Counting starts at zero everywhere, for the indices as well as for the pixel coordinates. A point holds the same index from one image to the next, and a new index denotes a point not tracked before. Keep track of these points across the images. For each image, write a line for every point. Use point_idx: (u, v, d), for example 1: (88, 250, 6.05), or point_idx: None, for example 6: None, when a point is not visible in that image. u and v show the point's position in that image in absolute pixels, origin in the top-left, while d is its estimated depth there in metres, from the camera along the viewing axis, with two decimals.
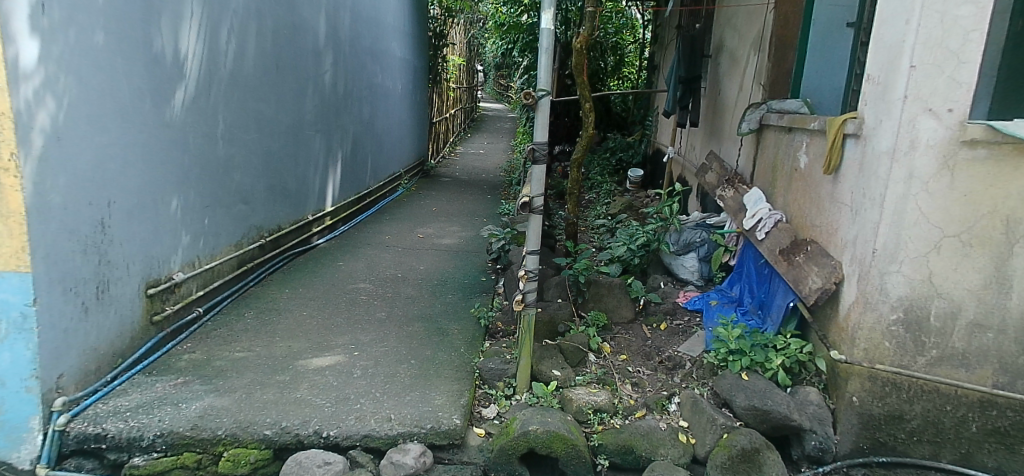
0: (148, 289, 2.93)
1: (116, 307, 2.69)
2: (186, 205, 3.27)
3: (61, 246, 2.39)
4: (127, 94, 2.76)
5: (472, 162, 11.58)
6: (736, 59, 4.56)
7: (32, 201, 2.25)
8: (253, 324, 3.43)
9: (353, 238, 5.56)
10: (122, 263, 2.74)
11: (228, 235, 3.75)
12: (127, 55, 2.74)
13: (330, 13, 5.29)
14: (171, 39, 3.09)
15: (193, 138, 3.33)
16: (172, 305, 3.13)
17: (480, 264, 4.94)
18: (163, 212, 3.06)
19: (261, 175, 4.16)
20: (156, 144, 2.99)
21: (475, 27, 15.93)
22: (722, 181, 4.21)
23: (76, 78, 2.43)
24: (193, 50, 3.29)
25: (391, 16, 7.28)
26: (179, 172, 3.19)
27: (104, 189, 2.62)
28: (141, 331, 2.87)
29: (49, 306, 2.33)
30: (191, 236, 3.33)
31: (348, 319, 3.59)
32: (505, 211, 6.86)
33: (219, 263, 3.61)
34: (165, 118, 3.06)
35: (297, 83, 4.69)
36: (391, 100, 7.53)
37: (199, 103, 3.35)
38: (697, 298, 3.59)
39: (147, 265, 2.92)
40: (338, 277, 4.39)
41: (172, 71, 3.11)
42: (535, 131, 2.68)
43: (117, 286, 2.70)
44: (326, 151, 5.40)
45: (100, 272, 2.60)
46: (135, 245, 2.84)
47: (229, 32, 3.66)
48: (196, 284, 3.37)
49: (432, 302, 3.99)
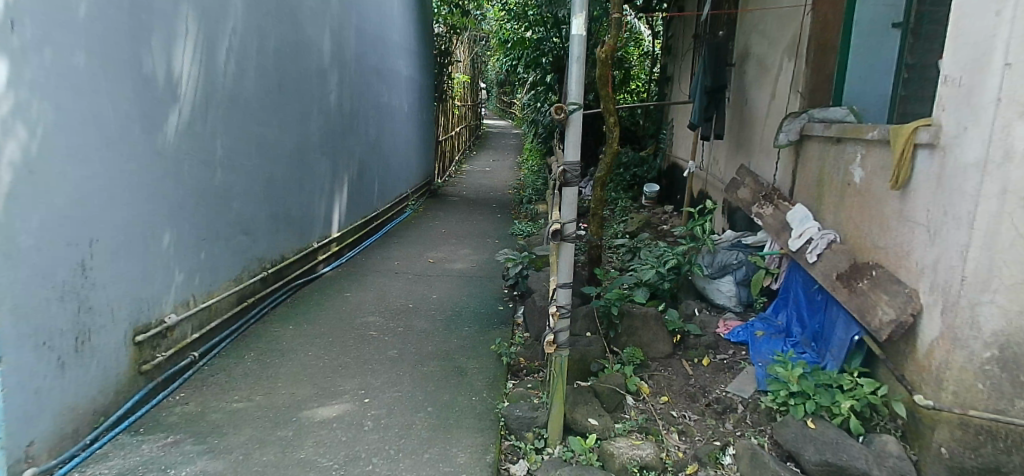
0: (136, 336, 2.63)
1: (98, 359, 2.39)
2: (180, 238, 2.98)
3: (32, 293, 2.09)
4: (113, 120, 2.48)
5: (480, 180, 11.32)
6: (766, 67, 4.27)
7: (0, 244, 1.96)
8: (253, 367, 3.13)
9: (361, 266, 5.26)
10: (105, 309, 2.44)
11: (226, 269, 3.45)
12: (112, 76, 2.47)
13: (334, 30, 5.06)
14: (164, 59, 2.83)
15: (189, 166, 3.05)
16: (164, 351, 2.82)
17: (496, 291, 4.63)
18: (153, 248, 2.76)
19: (263, 202, 3.87)
20: (146, 173, 2.71)
21: (478, 46, 15.77)
22: (757, 197, 3.86)
23: (52, 104, 2.16)
24: (188, 71, 3.03)
25: (396, 34, 7.05)
26: (171, 203, 2.90)
27: (85, 227, 2.33)
28: (128, 382, 2.58)
29: (17, 364, 2.02)
30: (185, 273, 3.03)
31: (357, 360, 3.28)
32: (517, 232, 6.61)
33: (217, 301, 3.32)
34: (157, 145, 2.79)
35: (301, 103, 4.43)
36: (397, 120, 7.27)
37: (194, 127, 3.08)
38: (740, 329, 3.25)
39: (135, 309, 2.63)
40: (345, 311, 4.09)
41: (165, 93, 2.84)
42: (566, 149, 2.39)
43: (100, 335, 2.40)
44: (332, 173, 5.12)
45: (80, 321, 2.29)
46: (121, 288, 2.54)
47: (229, 51, 3.41)
48: (190, 326, 3.07)
49: (448, 336, 3.68)
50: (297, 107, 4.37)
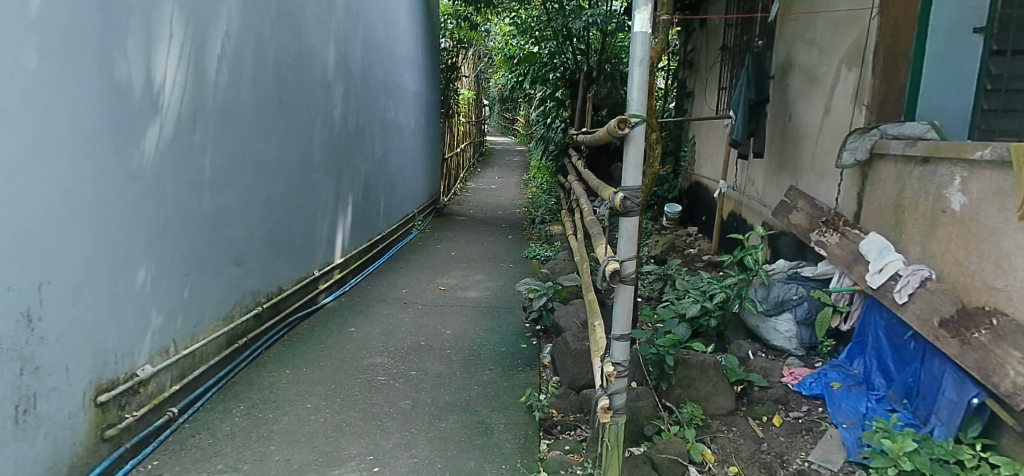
0: (99, 396, 2.20)
1: (46, 430, 1.97)
2: (161, 274, 2.55)
3: None
4: (76, 136, 2.06)
5: (487, 199, 10.90)
6: (818, 77, 3.85)
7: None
8: (243, 425, 2.70)
9: (365, 295, 4.82)
10: (59, 367, 2.01)
11: (216, 306, 3.02)
12: (74, 83, 2.05)
13: (339, 40, 4.64)
14: (142, 66, 2.41)
15: (171, 190, 2.61)
16: (134, 411, 2.39)
17: (515, 324, 4.19)
18: (126, 287, 2.33)
19: (260, 228, 3.45)
20: (117, 199, 2.27)
21: (483, 62, 15.45)
22: (817, 223, 3.42)
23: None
24: (172, 80, 2.61)
25: (403, 47, 6.65)
26: (150, 233, 2.47)
27: (33, 268, 1.90)
28: (86, 453, 2.16)
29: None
30: (167, 315, 2.60)
31: (364, 414, 2.82)
32: (533, 255, 6.21)
33: (202, 345, 2.88)
34: (133, 166, 2.36)
35: (303, 118, 4.01)
36: (404, 136, 6.85)
37: (179, 145, 2.66)
38: (811, 379, 2.79)
39: (98, 363, 2.19)
40: (349, 350, 3.64)
41: (143, 106, 2.42)
42: (625, 171, 2.02)
43: (50, 399, 1.98)
44: (336, 194, 4.69)
45: (21, 385, 1.87)
46: (81, 337, 2.11)
47: (220, 59, 2.99)
48: (169, 376, 2.64)
49: (466, 382, 3.23)
50: (299, 124, 3.96)
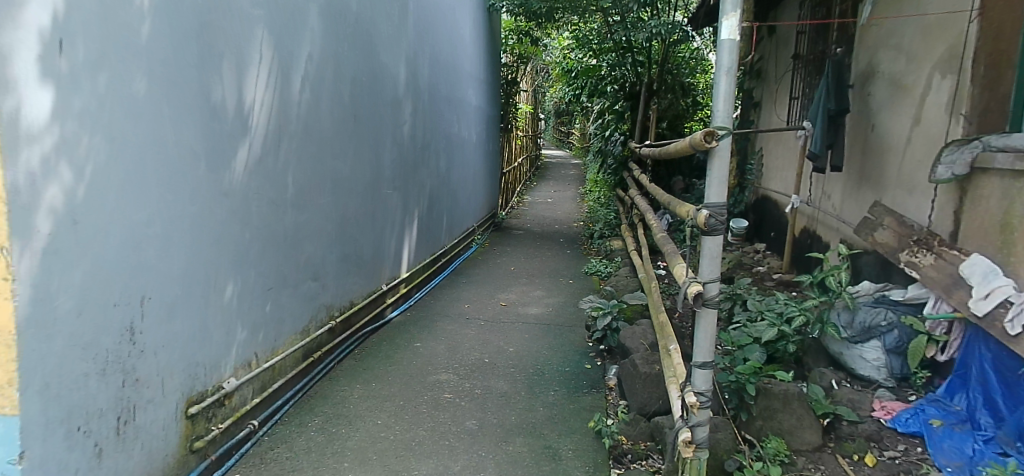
0: (189, 408, 2.28)
1: (143, 441, 2.04)
2: (244, 289, 2.61)
3: (71, 368, 1.73)
4: (176, 157, 2.13)
5: (544, 212, 10.83)
6: (906, 86, 3.60)
7: (31, 308, 1.60)
8: (318, 440, 2.74)
9: (428, 309, 4.83)
10: (155, 379, 2.08)
11: (293, 321, 3.08)
12: (177, 107, 2.12)
13: (409, 59, 4.70)
14: (235, 87, 2.48)
15: (257, 207, 2.68)
16: (219, 423, 2.46)
17: (579, 344, 4.09)
18: (214, 302, 2.40)
19: (333, 243, 3.48)
20: (210, 218, 2.34)
21: (540, 75, 15.43)
22: (906, 242, 3.16)
23: (105, 141, 1.81)
24: (260, 101, 2.68)
25: (466, 63, 6.67)
26: (237, 249, 2.53)
27: (136, 284, 1.97)
28: (178, 464, 2.23)
29: (41, 459, 1.66)
30: (249, 330, 2.67)
31: (432, 434, 2.82)
32: (594, 271, 6.10)
33: (281, 359, 2.95)
34: (224, 185, 2.42)
35: (375, 134, 4.05)
36: (465, 151, 6.86)
37: (265, 164, 2.72)
38: (907, 415, 2.58)
39: (189, 376, 2.27)
40: (416, 365, 3.64)
41: (234, 127, 2.48)
42: (709, 188, 1.98)
43: (147, 411, 2.04)
44: (403, 210, 4.73)
45: (124, 398, 1.94)
46: (174, 351, 2.18)
47: (303, 80, 3.05)
48: (251, 390, 2.71)
49: (531, 404, 3.15)
50: (371, 140, 4.01)
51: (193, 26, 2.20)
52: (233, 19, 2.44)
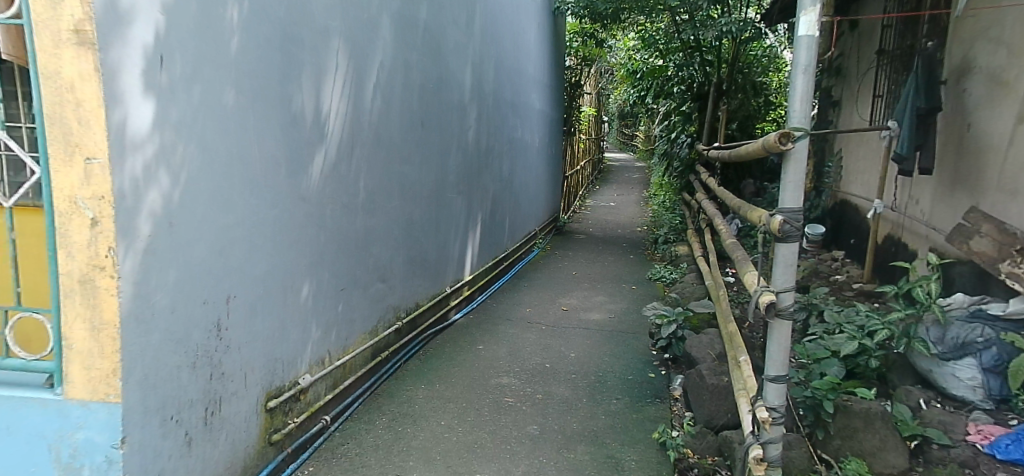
0: (269, 402, 2.36)
1: (227, 432, 2.13)
2: (319, 289, 2.68)
3: (166, 361, 1.82)
4: (260, 163, 2.21)
5: (606, 216, 10.67)
6: (1007, 81, 3.32)
7: (133, 305, 1.68)
8: (385, 438, 2.78)
9: (491, 312, 4.83)
10: (239, 373, 2.17)
11: (363, 321, 3.14)
12: (261, 116, 2.19)
13: (475, 64, 4.73)
14: (313, 96, 2.55)
15: (331, 211, 2.75)
16: (295, 417, 2.55)
17: (642, 352, 3.97)
18: (292, 302, 2.48)
19: (401, 246, 3.53)
20: (288, 221, 2.41)
21: (604, 78, 15.24)
22: (1007, 250, 2.91)
23: (198, 148, 1.89)
24: (336, 109, 2.75)
25: (530, 66, 6.65)
26: (313, 251, 2.60)
27: (223, 283, 2.05)
28: (258, 455, 2.31)
29: (140, 445, 1.74)
30: (322, 329, 2.75)
31: (494, 437, 2.80)
32: (658, 277, 5.94)
33: (352, 357, 3.01)
34: (302, 189, 2.49)
35: (442, 139, 4.10)
36: (528, 155, 6.84)
37: (339, 169, 2.79)
38: (1008, 440, 2.33)
39: (268, 372, 2.36)
40: (478, 368, 3.64)
41: (313, 134, 2.56)
42: (783, 193, 1.86)
43: (231, 403, 2.13)
44: (467, 213, 4.75)
45: (212, 390, 2.03)
46: (255, 347, 2.26)
47: (375, 88, 3.11)
48: (325, 386, 2.79)
49: (593, 411, 3.08)
50: (439, 145, 4.05)
51: (277, 38, 2.28)
52: (312, 31, 2.51)
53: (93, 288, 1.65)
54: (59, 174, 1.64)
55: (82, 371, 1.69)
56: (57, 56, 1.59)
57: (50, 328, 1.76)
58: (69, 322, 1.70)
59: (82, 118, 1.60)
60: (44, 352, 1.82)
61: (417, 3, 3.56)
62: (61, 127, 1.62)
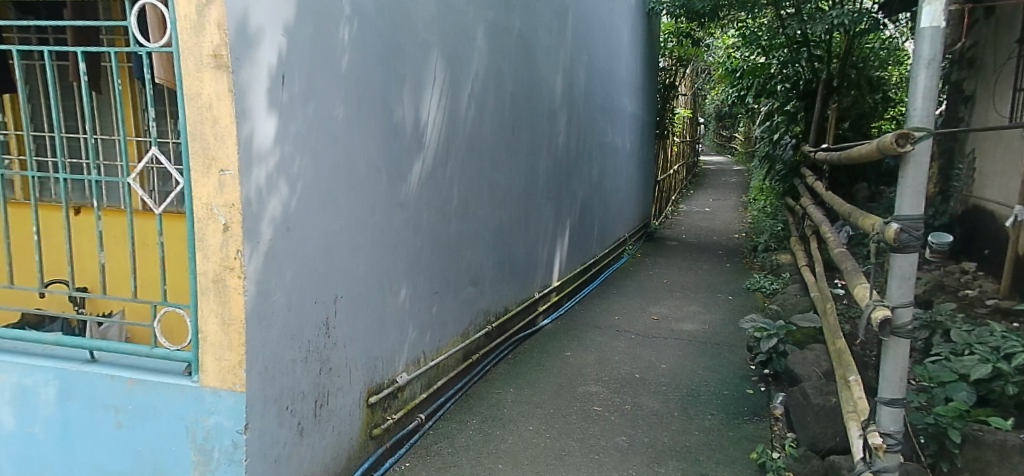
0: (370, 398, 2.43)
1: (333, 425, 2.20)
2: (415, 292, 2.74)
3: (281, 356, 1.91)
4: (366, 171, 2.28)
5: (700, 222, 10.25)
6: None
7: (255, 303, 1.78)
8: (475, 439, 2.79)
9: (580, 319, 4.75)
10: (344, 369, 2.25)
11: (455, 324, 3.17)
12: (366, 126, 2.27)
13: (566, 70, 4.69)
14: (413, 106, 2.60)
15: (427, 217, 2.79)
16: (393, 414, 2.61)
17: (739, 366, 3.75)
18: (391, 303, 2.54)
19: (491, 251, 3.54)
20: (388, 227, 2.48)
21: (700, 79, 14.67)
22: None
23: (312, 159, 1.97)
24: (433, 118, 2.79)
25: (622, 69, 6.52)
26: (409, 256, 2.65)
27: (331, 286, 2.13)
28: (360, 448, 2.39)
29: (260, 431, 1.83)
30: (418, 330, 2.80)
31: (582, 445, 2.74)
32: (758, 287, 5.61)
33: (444, 358, 3.05)
34: (401, 196, 2.55)
35: (531, 146, 4.08)
36: (618, 160, 6.70)
37: (435, 177, 2.83)
38: None
39: (370, 369, 2.42)
40: (566, 375, 3.58)
41: (412, 143, 2.61)
42: (901, 199, 1.67)
43: (337, 397, 2.21)
44: (556, 219, 4.71)
45: (321, 384, 2.11)
46: (358, 346, 2.33)
47: (469, 97, 3.15)
48: (420, 385, 2.85)
49: (685, 426, 2.94)
50: (529, 152, 4.04)
51: (382, 53, 2.35)
52: (413, 44, 2.58)
53: (224, 287, 1.76)
54: (198, 183, 1.76)
55: (213, 362, 1.80)
56: (199, 78, 1.71)
57: (188, 321, 1.87)
58: (203, 316, 1.81)
59: (218, 133, 1.71)
60: (184, 342, 1.94)
61: (511, 12, 3.57)
62: (200, 141, 1.74)
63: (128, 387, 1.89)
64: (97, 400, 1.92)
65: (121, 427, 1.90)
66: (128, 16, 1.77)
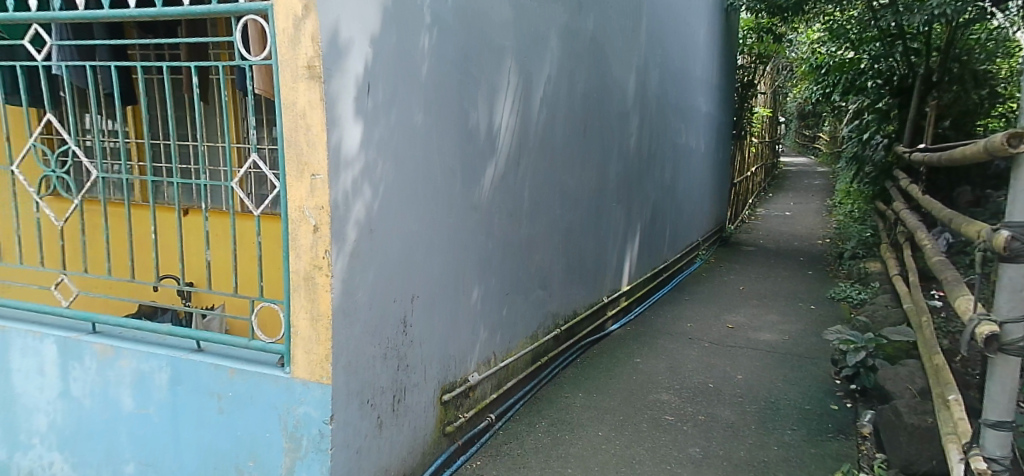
0: (443, 395, 2.46)
1: (409, 420, 2.24)
2: (487, 294, 2.75)
3: (363, 351, 1.96)
4: (442, 175, 2.31)
5: (779, 226, 9.80)
6: None
7: (341, 302, 1.83)
8: (545, 441, 2.77)
9: (651, 325, 4.64)
10: (420, 367, 2.28)
11: (525, 326, 3.17)
12: (444, 132, 2.30)
13: (639, 71, 4.60)
14: (487, 111, 2.61)
15: (499, 220, 2.80)
16: (465, 412, 2.63)
17: (823, 380, 3.54)
18: (464, 304, 2.56)
19: (561, 254, 3.51)
20: (462, 230, 2.50)
21: (781, 77, 14.03)
22: None
23: (394, 164, 2.01)
24: (506, 122, 2.80)
25: (698, 68, 6.33)
26: (482, 258, 2.67)
27: (408, 286, 2.16)
28: (434, 444, 2.42)
29: (343, 422, 1.88)
30: (489, 331, 2.80)
31: (653, 455, 2.66)
32: (845, 297, 5.29)
33: (514, 360, 3.05)
34: (475, 199, 2.57)
35: (603, 148, 4.03)
36: (692, 162, 6.50)
37: (506, 180, 2.83)
38: None
39: (443, 368, 2.45)
40: (637, 382, 3.49)
41: (485, 147, 2.62)
42: (1014, 203, 1.51)
43: (413, 394, 2.25)
44: (626, 223, 4.62)
45: (398, 379, 2.15)
46: (433, 345, 2.36)
47: (541, 100, 3.14)
48: (490, 385, 2.86)
49: (764, 441, 2.79)
50: (600, 154, 3.98)
51: (460, 59, 2.38)
52: (489, 50, 2.59)
53: (314, 285, 1.82)
54: (291, 187, 1.82)
55: (302, 354, 1.85)
56: (294, 88, 1.76)
57: (282, 315, 1.93)
58: (294, 311, 1.87)
59: (311, 139, 1.76)
60: (279, 335, 1.98)
61: (584, 13, 3.54)
62: (294, 146, 1.80)
63: (229, 376, 1.96)
64: (202, 387, 2.00)
65: (223, 413, 1.97)
66: (232, 31, 1.83)
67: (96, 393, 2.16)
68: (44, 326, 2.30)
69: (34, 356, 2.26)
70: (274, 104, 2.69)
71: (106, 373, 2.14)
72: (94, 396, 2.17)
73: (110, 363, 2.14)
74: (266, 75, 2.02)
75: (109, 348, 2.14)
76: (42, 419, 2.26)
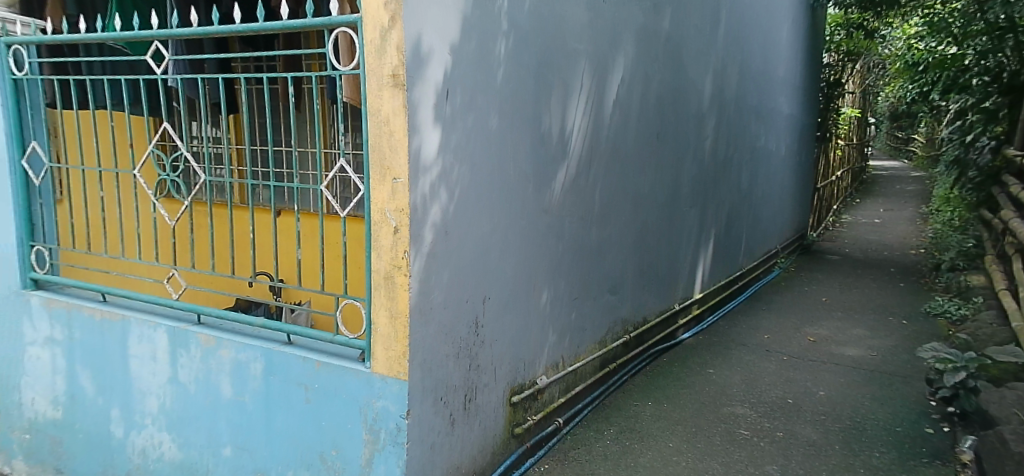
0: (512, 397, 2.47)
1: (480, 420, 2.27)
2: (557, 297, 2.75)
3: (437, 350, 2.00)
4: (515, 178, 2.33)
5: (868, 234, 9.24)
6: None
7: (417, 301, 1.89)
8: (614, 449, 2.73)
9: (725, 335, 4.48)
10: (490, 368, 2.31)
11: (594, 330, 3.14)
12: (518, 136, 2.32)
13: (716, 71, 4.46)
14: (559, 115, 2.61)
15: (570, 223, 2.80)
16: (533, 415, 2.64)
17: (916, 401, 3.30)
18: (534, 306, 2.57)
19: (631, 258, 3.47)
20: (534, 234, 2.51)
21: (873, 75, 13.22)
22: None
23: (469, 168, 2.05)
24: (579, 126, 2.79)
25: (780, 68, 6.08)
26: (552, 260, 2.67)
27: (480, 287, 2.19)
28: (502, 445, 2.44)
29: (417, 418, 1.93)
30: (559, 334, 2.80)
31: (727, 470, 2.57)
32: (942, 313, 4.91)
33: (583, 365, 3.03)
34: (546, 202, 2.57)
35: (678, 151, 3.95)
36: (772, 166, 6.24)
37: (578, 183, 2.82)
38: None
39: (513, 370, 2.47)
40: (710, 393, 3.39)
41: (557, 151, 2.63)
42: None
43: (484, 393, 2.28)
44: (701, 227, 4.50)
45: (470, 378, 2.18)
46: (504, 346, 2.39)
47: (615, 104, 3.11)
48: (559, 389, 2.86)
49: (848, 462, 2.64)
50: (674, 157, 3.90)
51: (535, 65, 2.39)
52: (563, 54, 2.59)
53: (394, 285, 1.87)
54: (374, 190, 1.88)
55: (381, 350, 1.91)
56: (380, 96, 1.82)
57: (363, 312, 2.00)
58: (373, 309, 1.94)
59: (393, 144, 1.82)
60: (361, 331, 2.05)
61: (660, 14, 3.48)
62: (378, 151, 1.86)
63: (316, 368, 2.05)
64: (290, 378, 2.10)
65: (310, 403, 2.07)
66: (325, 43, 1.90)
67: (200, 380, 2.32)
68: (158, 316, 2.48)
69: (148, 343, 2.45)
70: (360, 111, 2.81)
71: (209, 361, 2.30)
72: (197, 382, 2.33)
73: (212, 352, 2.29)
74: (354, 83, 2.09)
75: (211, 339, 2.29)
76: (154, 401, 2.45)
